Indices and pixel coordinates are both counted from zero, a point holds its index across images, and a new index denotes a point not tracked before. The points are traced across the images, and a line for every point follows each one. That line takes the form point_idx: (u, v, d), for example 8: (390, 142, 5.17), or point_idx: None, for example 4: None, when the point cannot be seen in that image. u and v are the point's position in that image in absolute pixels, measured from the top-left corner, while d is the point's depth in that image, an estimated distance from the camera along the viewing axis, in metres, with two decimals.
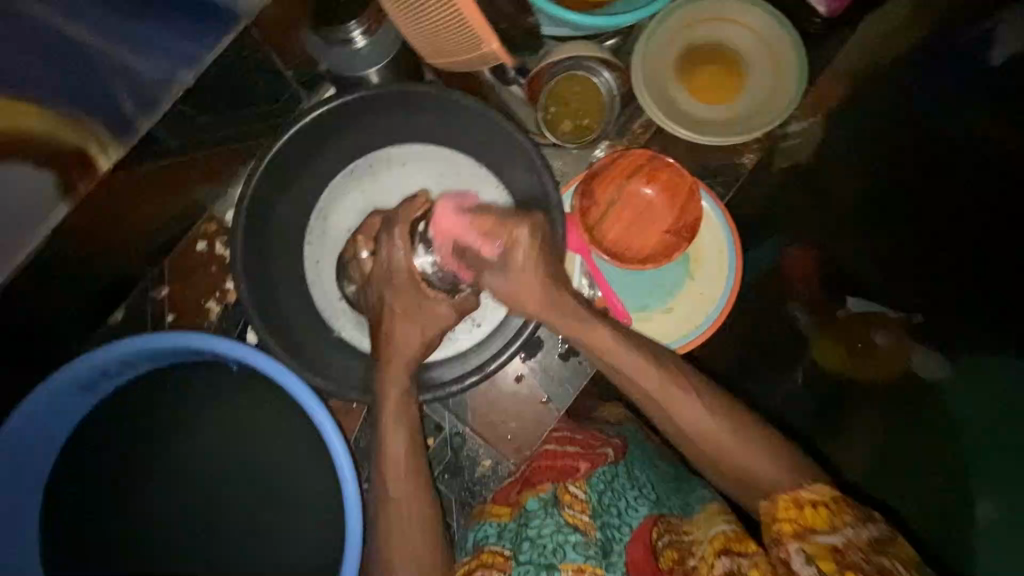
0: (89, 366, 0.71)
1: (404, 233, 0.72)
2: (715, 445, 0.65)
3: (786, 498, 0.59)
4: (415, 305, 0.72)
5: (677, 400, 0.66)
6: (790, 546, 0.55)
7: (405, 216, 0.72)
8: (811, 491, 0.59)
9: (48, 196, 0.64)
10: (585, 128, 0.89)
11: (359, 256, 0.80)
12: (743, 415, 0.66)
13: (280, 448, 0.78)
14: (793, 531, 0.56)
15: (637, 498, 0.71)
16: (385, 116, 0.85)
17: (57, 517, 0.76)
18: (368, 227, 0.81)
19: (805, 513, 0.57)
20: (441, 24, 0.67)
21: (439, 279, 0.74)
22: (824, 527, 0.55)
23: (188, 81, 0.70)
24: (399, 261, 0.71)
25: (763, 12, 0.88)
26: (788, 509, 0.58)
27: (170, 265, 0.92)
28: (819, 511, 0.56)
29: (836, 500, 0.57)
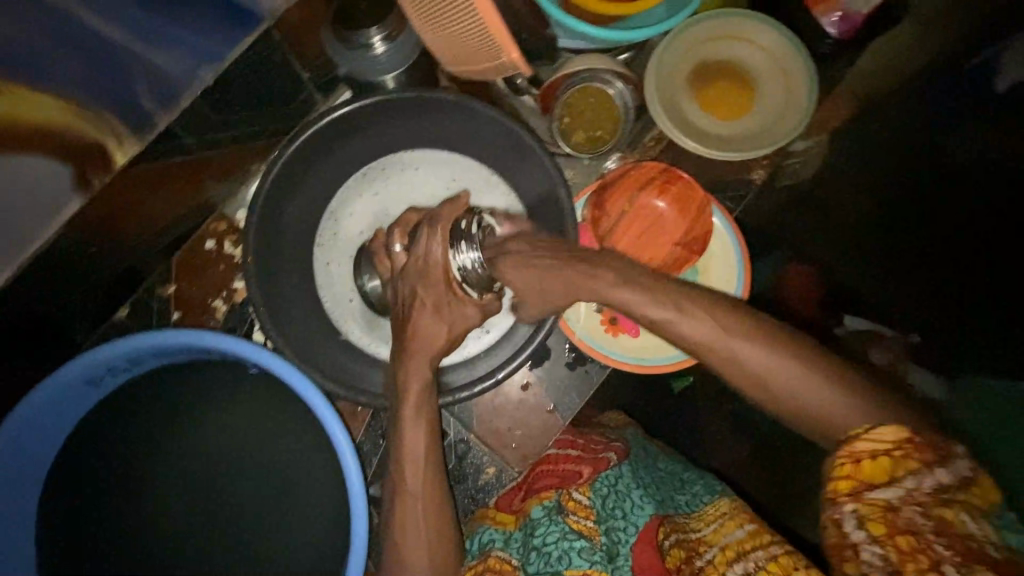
0: (95, 363, 0.69)
1: (445, 231, 0.70)
2: (777, 396, 0.59)
3: (842, 454, 0.52)
4: (445, 302, 0.71)
5: (728, 341, 0.61)
6: (845, 507, 0.50)
7: (448, 213, 0.71)
8: (869, 441, 0.51)
9: (62, 188, 0.63)
10: (598, 139, 0.89)
11: (392, 249, 0.79)
12: (809, 348, 0.60)
13: (285, 450, 0.77)
14: (850, 490, 0.50)
15: (642, 498, 0.72)
16: (401, 122, 0.86)
17: (55, 514, 0.75)
18: (403, 221, 0.81)
19: (862, 467, 0.51)
20: (462, 32, 0.68)
21: (472, 281, 0.71)
22: (882, 482, 0.49)
23: (208, 79, 0.70)
24: (436, 258, 0.70)
25: (776, 34, 0.89)
26: (843, 466, 0.51)
27: (177, 263, 0.91)
28: (881, 462, 0.50)
29: (905, 445, 0.50)
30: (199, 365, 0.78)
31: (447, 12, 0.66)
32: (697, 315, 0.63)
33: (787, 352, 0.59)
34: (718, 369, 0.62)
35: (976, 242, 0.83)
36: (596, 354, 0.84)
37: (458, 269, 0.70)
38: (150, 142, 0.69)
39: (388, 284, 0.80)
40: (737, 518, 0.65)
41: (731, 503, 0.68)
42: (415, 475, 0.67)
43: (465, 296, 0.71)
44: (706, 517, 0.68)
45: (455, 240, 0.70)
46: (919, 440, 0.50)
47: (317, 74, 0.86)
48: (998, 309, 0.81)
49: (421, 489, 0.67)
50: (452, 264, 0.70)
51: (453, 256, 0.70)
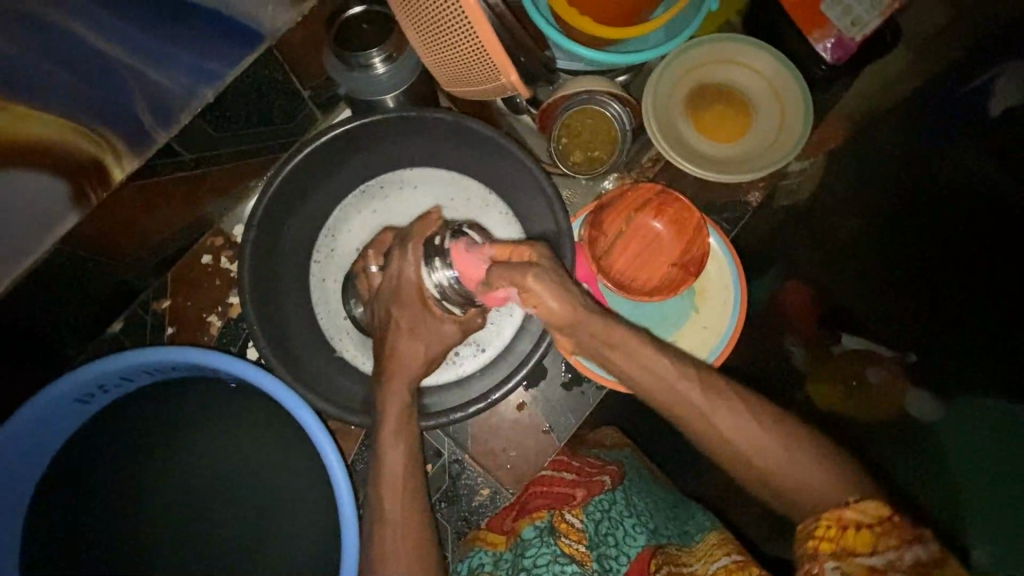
0: (86, 378, 0.69)
1: (418, 248, 0.69)
2: (750, 457, 0.59)
3: (828, 517, 0.54)
4: (420, 321, 0.70)
5: (716, 412, 0.59)
6: (826, 564, 0.50)
7: (422, 231, 0.69)
8: (855, 511, 0.53)
9: (60, 204, 0.64)
10: (596, 160, 0.89)
11: (366, 270, 0.80)
12: (780, 423, 0.60)
13: (275, 470, 0.76)
14: (832, 550, 0.51)
15: (635, 526, 0.71)
16: (399, 142, 0.86)
17: (40, 533, 0.74)
18: (379, 242, 0.82)
19: (847, 533, 0.52)
20: (460, 55, 0.69)
21: (451, 298, 0.69)
22: (866, 550, 0.50)
23: (208, 98, 0.71)
24: (410, 278, 0.69)
25: (772, 58, 0.91)
26: (827, 528, 0.53)
27: (173, 278, 0.91)
28: (865, 533, 0.51)
29: (887, 521, 0.51)
30: (191, 382, 0.77)
31: (448, 35, 0.67)
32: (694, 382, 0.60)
33: (776, 427, 0.60)
34: (705, 440, 0.61)
35: (976, 242, 0.88)
36: (591, 374, 0.83)
37: (434, 287, 0.67)
38: (147, 159, 0.70)
39: (366, 304, 0.80)
40: (725, 548, 0.66)
41: (720, 537, 0.69)
42: (403, 497, 0.66)
43: (442, 312, 0.70)
44: (698, 553, 0.68)
45: (428, 256, 0.67)
46: (900, 520, 0.51)
47: (317, 92, 0.86)
48: (998, 309, 0.87)
49: (407, 511, 0.66)
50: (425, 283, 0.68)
51: (425, 275, 0.68)
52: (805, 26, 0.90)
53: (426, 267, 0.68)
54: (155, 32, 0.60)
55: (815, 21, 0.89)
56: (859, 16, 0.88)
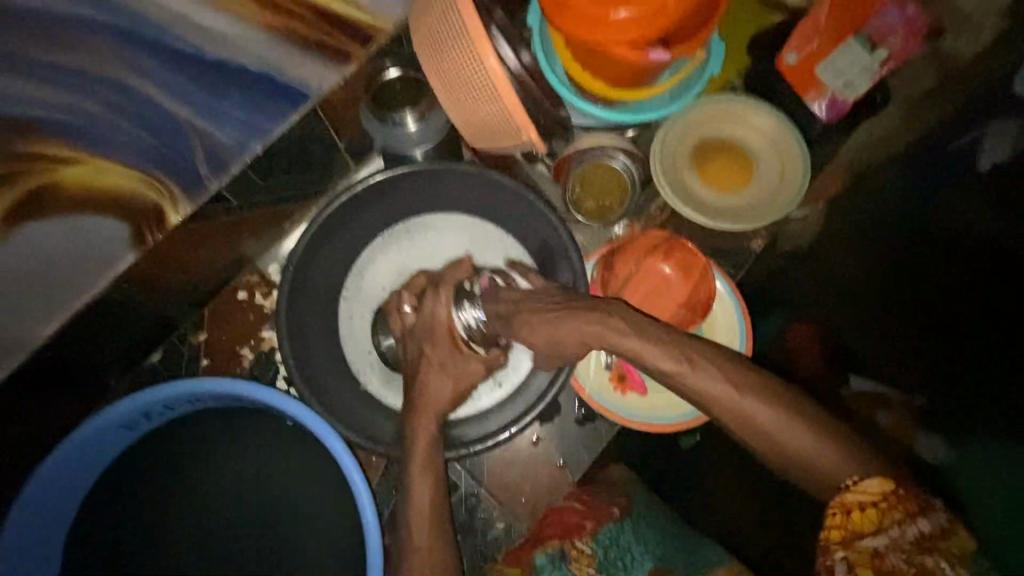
0: (132, 406, 0.74)
1: (449, 292, 0.79)
2: (756, 429, 0.63)
3: (834, 505, 0.59)
4: (449, 358, 0.78)
5: (749, 405, 0.63)
6: (836, 555, 0.57)
7: (452, 278, 0.81)
8: (858, 493, 0.58)
9: (120, 243, 0.71)
10: (607, 208, 0.96)
11: (401, 309, 0.84)
12: (782, 392, 0.64)
13: (303, 498, 0.79)
14: (840, 538, 0.58)
15: (644, 553, 0.77)
16: (425, 189, 0.93)
17: (76, 555, 0.77)
18: (412, 284, 0.88)
19: (852, 518, 0.58)
20: (484, 116, 0.76)
21: (476, 338, 0.79)
22: (870, 531, 0.57)
23: (257, 150, 0.76)
24: (441, 318, 0.78)
25: (772, 116, 0.98)
26: (835, 516, 0.59)
27: (210, 313, 0.97)
28: (868, 513, 0.57)
29: (889, 497, 0.56)
30: (226, 412, 0.81)
31: (474, 97, 0.74)
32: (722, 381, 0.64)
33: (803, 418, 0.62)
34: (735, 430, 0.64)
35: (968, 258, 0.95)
36: (605, 410, 0.88)
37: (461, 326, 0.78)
38: (201, 204, 0.75)
39: (398, 340, 0.85)
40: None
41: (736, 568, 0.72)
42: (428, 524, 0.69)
43: (468, 350, 0.79)
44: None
45: (459, 298, 0.79)
46: (903, 492, 0.57)
47: (352, 143, 0.94)
48: (995, 328, 0.93)
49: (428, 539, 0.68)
50: (454, 318, 0.78)
51: (453, 311, 0.78)
52: (801, 87, 0.99)
53: (456, 304, 0.78)
54: (207, 87, 0.69)
55: (810, 83, 0.98)
56: (853, 78, 0.95)
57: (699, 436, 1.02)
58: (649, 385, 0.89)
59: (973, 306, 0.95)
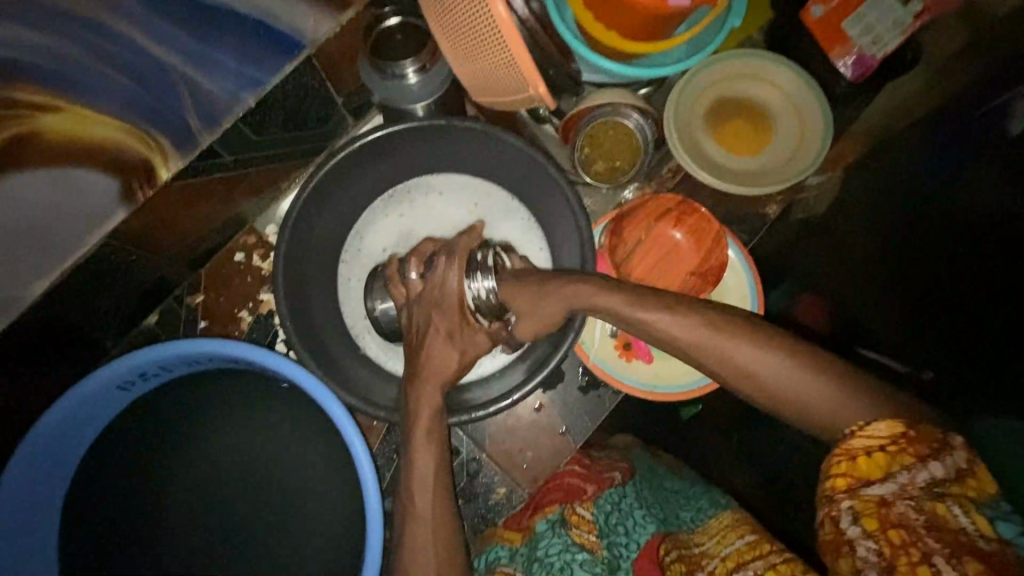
0: (128, 367, 0.72)
1: (462, 261, 0.76)
2: (759, 384, 0.61)
3: (838, 451, 0.52)
4: (458, 328, 0.75)
5: (765, 366, 0.61)
6: (842, 504, 0.50)
7: (465, 246, 0.78)
8: (863, 438, 0.52)
9: (110, 199, 0.68)
10: (617, 170, 0.92)
11: (406, 276, 0.81)
12: (783, 340, 0.62)
13: (304, 459, 0.78)
14: (846, 486, 0.50)
15: (646, 516, 0.74)
16: (426, 149, 0.89)
17: (78, 512, 0.77)
18: (420, 251, 0.81)
19: (857, 464, 0.51)
20: (492, 68, 0.71)
21: (484, 310, 0.77)
22: (877, 478, 0.49)
23: (250, 103, 0.72)
24: (451, 289, 0.75)
25: (794, 74, 0.93)
26: (839, 463, 0.51)
27: (206, 274, 0.95)
28: (876, 458, 0.50)
29: (899, 439, 0.50)
30: (227, 374, 0.80)
31: (479, 46, 0.70)
32: (730, 334, 0.63)
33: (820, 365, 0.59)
34: (750, 391, 0.62)
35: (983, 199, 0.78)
36: (608, 377, 0.86)
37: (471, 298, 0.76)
38: (192, 160, 0.72)
39: (401, 309, 0.81)
40: (737, 530, 0.66)
41: (733, 517, 0.69)
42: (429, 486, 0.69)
43: (476, 323, 0.77)
44: (709, 532, 0.69)
45: (473, 268, 0.77)
46: (915, 433, 0.50)
47: (351, 98, 0.89)
48: (1005, 307, 0.75)
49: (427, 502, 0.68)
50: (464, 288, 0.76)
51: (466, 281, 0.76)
52: (827, 44, 0.93)
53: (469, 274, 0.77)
54: (193, 33, 0.64)
55: (836, 38, 0.92)
56: (881, 33, 0.89)
57: (700, 405, 1.03)
58: (655, 353, 0.88)
59: (979, 289, 0.77)
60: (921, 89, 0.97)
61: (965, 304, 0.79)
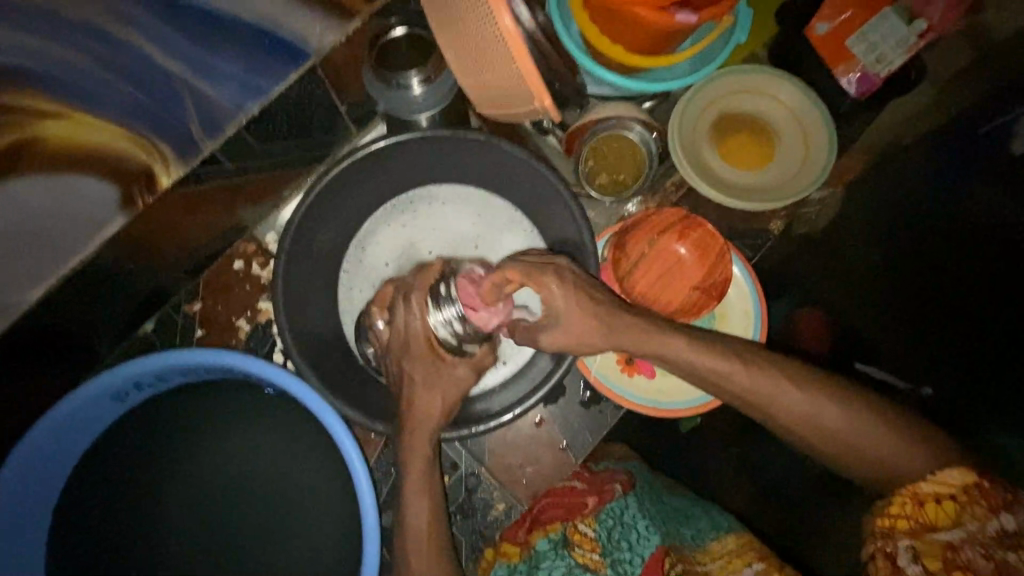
0: (121, 377, 0.70)
1: (423, 301, 0.68)
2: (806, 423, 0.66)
3: (905, 494, 0.60)
4: (433, 368, 0.70)
5: (778, 392, 0.67)
6: (900, 541, 0.57)
7: (425, 282, 0.69)
8: (936, 485, 0.59)
9: (108, 205, 0.66)
10: (620, 183, 0.92)
11: (375, 325, 0.77)
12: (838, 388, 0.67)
13: (300, 471, 0.77)
14: (907, 528, 0.57)
15: (649, 528, 0.72)
16: (429, 161, 0.89)
17: (66, 525, 0.75)
18: (380, 297, 0.78)
19: (923, 509, 0.58)
20: (498, 80, 0.71)
21: (466, 338, 0.70)
22: (943, 525, 0.56)
23: (254, 111, 0.70)
24: (417, 330, 0.68)
25: (797, 90, 0.93)
26: (902, 505, 0.59)
27: (205, 282, 0.94)
28: (945, 507, 0.57)
29: (970, 491, 0.56)
30: (224, 384, 0.79)
31: (483, 57, 0.69)
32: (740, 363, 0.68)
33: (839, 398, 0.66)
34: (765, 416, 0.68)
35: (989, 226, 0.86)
36: (610, 393, 0.85)
37: (444, 334, 0.68)
38: (195, 168, 0.70)
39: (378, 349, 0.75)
40: (744, 557, 0.65)
41: (739, 541, 0.69)
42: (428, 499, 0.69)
43: (459, 355, 0.71)
44: (712, 554, 0.68)
45: (436, 297, 0.68)
46: (988, 486, 0.56)
47: (355, 108, 0.89)
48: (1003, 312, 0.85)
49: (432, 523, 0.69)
50: (428, 322, 0.68)
51: (431, 310, 0.68)
52: (832, 60, 0.93)
53: (432, 304, 0.68)
54: (196, 40, 0.64)
55: (841, 56, 0.92)
56: (886, 52, 0.90)
57: (699, 418, 0.99)
58: (658, 369, 0.87)
59: (979, 289, 0.87)
60: (924, 106, 0.97)
61: (966, 308, 0.88)
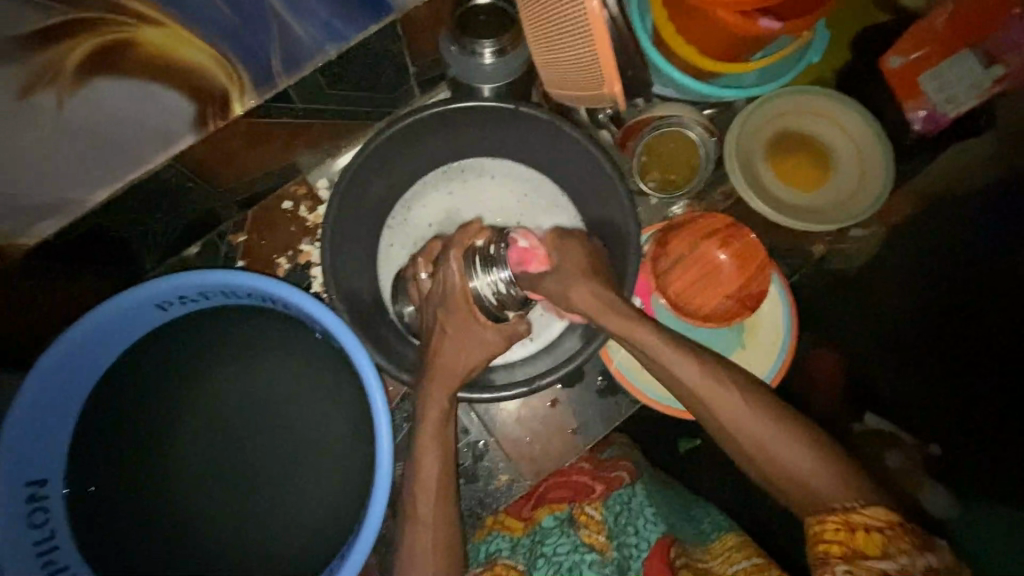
0: (170, 287, 0.73)
1: (461, 259, 0.70)
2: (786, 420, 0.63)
3: (838, 520, 0.57)
4: (462, 327, 0.71)
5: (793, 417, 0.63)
6: (838, 569, 0.55)
7: (462, 240, 0.72)
8: (866, 515, 0.57)
9: (182, 123, 0.69)
10: (671, 182, 0.94)
11: (417, 276, 0.79)
12: None
13: (318, 407, 0.80)
14: (842, 555, 0.55)
15: (654, 517, 0.74)
16: (487, 134, 0.91)
17: (89, 424, 0.77)
18: (427, 251, 0.80)
19: (856, 537, 0.56)
20: (571, 61, 0.71)
21: (508, 302, 0.72)
22: (875, 555, 0.54)
23: (331, 54, 0.73)
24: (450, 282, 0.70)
25: (861, 117, 0.93)
26: (838, 531, 0.57)
27: (253, 216, 0.96)
28: (874, 537, 0.55)
29: (895, 526, 0.56)
30: (259, 313, 0.81)
31: (565, 35, 0.69)
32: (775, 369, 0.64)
33: None
34: None
35: None
36: (629, 386, 0.87)
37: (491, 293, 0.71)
38: (266, 100, 0.73)
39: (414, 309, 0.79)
40: (744, 551, 0.65)
41: (738, 539, 0.69)
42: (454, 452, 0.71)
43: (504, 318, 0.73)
44: (714, 553, 0.69)
45: (484, 261, 0.70)
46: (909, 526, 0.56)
47: (423, 70, 0.91)
48: None
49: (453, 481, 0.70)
50: (470, 285, 0.70)
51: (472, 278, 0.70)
52: (902, 93, 0.94)
53: (478, 268, 0.70)
54: None
55: (913, 91, 0.93)
56: (959, 93, 0.90)
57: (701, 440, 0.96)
58: None
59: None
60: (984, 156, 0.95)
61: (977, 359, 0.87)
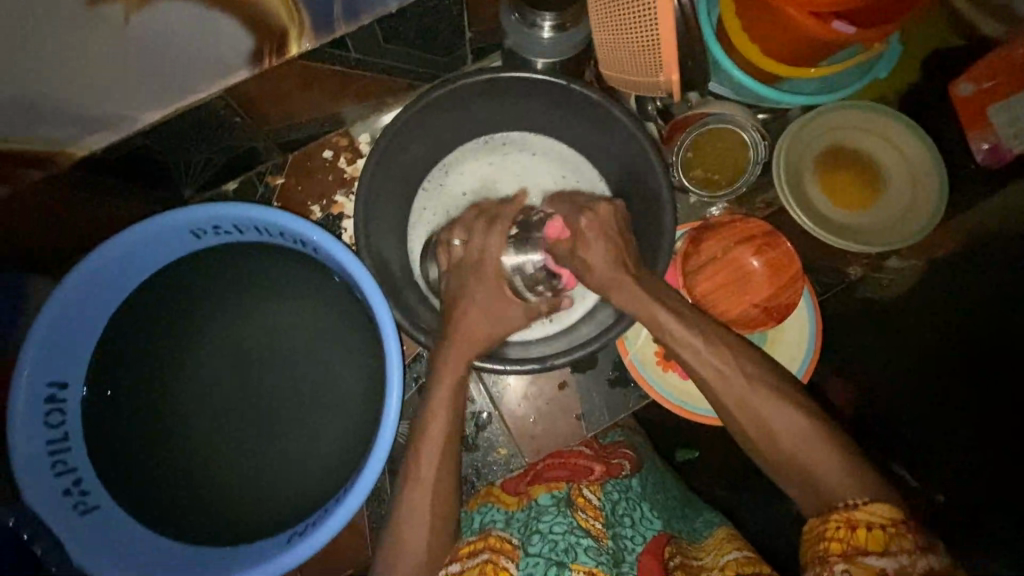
0: (207, 215, 0.74)
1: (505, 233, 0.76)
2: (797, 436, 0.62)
3: (839, 517, 0.56)
4: None
5: (804, 434, 0.62)
6: (836, 567, 0.53)
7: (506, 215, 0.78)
8: (867, 512, 0.55)
9: (238, 56, 0.69)
10: (713, 183, 0.91)
11: (452, 241, 0.80)
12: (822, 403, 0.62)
13: (332, 354, 0.81)
14: (841, 551, 0.54)
15: (651, 513, 0.73)
16: (534, 109, 0.90)
17: (115, 336, 0.79)
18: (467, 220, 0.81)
19: (856, 534, 0.54)
20: (630, 43, 0.70)
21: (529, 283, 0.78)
22: (876, 550, 0.52)
23: (392, 6, 0.72)
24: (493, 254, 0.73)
25: (917, 140, 0.90)
26: (837, 528, 0.55)
27: (293, 160, 0.97)
28: (877, 534, 0.53)
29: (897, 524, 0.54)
30: (289, 254, 0.82)
31: (629, 16, 0.68)
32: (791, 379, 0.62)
33: None
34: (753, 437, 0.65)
35: None
36: (642, 381, 0.87)
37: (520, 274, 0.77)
38: (323, 45, 0.73)
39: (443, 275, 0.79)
40: (734, 544, 0.66)
41: (728, 533, 0.70)
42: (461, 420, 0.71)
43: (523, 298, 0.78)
44: (707, 547, 0.68)
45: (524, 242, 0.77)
46: (911, 525, 0.54)
47: (480, 37, 0.90)
48: None
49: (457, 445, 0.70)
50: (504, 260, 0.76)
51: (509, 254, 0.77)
52: (967, 122, 0.90)
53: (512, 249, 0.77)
54: None
55: (979, 121, 0.89)
56: None
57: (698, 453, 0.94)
58: None
59: None
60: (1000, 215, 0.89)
61: None
